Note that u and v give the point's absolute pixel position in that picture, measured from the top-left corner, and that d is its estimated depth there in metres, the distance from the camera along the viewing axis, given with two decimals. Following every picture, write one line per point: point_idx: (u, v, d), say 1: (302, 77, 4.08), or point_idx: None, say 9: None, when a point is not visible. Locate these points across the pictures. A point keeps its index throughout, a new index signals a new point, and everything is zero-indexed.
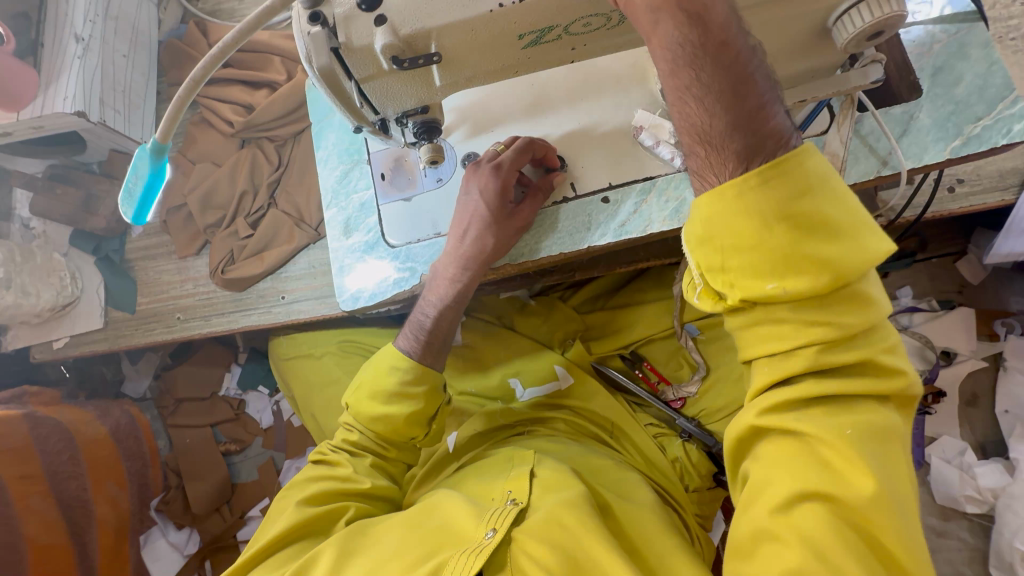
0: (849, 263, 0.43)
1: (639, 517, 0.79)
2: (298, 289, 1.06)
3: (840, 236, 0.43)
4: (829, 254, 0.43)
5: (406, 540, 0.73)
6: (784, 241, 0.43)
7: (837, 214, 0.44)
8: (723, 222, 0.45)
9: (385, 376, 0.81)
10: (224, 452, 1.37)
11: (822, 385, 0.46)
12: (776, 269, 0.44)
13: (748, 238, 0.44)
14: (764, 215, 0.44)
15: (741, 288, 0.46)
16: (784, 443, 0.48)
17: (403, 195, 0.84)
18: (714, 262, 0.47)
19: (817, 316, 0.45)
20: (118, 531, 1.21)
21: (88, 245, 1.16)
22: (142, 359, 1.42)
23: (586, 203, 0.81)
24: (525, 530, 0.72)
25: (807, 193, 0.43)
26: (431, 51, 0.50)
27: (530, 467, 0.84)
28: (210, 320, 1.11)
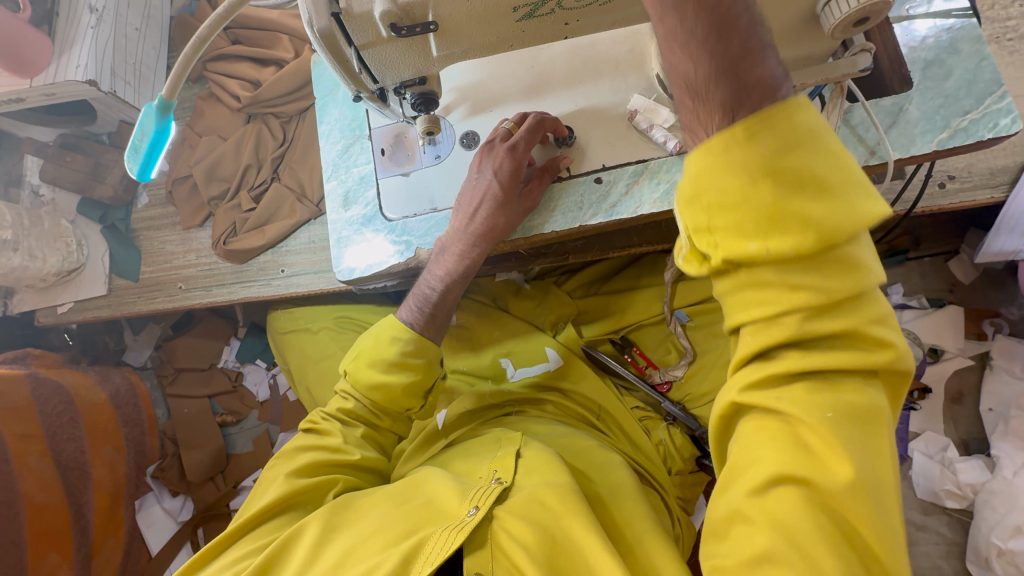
0: (841, 224, 0.40)
1: (622, 497, 0.80)
2: (298, 262, 1.09)
3: (834, 187, 0.41)
4: (820, 214, 0.40)
5: (392, 515, 0.75)
6: (770, 197, 0.40)
7: (826, 170, 0.41)
8: (710, 180, 0.42)
9: (387, 346, 0.83)
10: (221, 424, 1.40)
11: (807, 364, 0.44)
12: (762, 228, 0.41)
13: (734, 193, 0.41)
14: (757, 168, 0.40)
15: (725, 249, 0.43)
16: (764, 421, 0.46)
17: (401, 170, 0.86)
18: (702, 222, 0.44)
19: (810, 284, 0.42)
20: (113, 494, 1.24)
21: (95, 213, 1.18)
22: (144, 330, 1.45)
23: (579, 184, 0.83)
24: (507, 509, 0.74)
25: (799, 144, 0.40)
26: (428, 20, 0.52)
27: (516, 448, 0.86)
28: (211, 290, 1.13)
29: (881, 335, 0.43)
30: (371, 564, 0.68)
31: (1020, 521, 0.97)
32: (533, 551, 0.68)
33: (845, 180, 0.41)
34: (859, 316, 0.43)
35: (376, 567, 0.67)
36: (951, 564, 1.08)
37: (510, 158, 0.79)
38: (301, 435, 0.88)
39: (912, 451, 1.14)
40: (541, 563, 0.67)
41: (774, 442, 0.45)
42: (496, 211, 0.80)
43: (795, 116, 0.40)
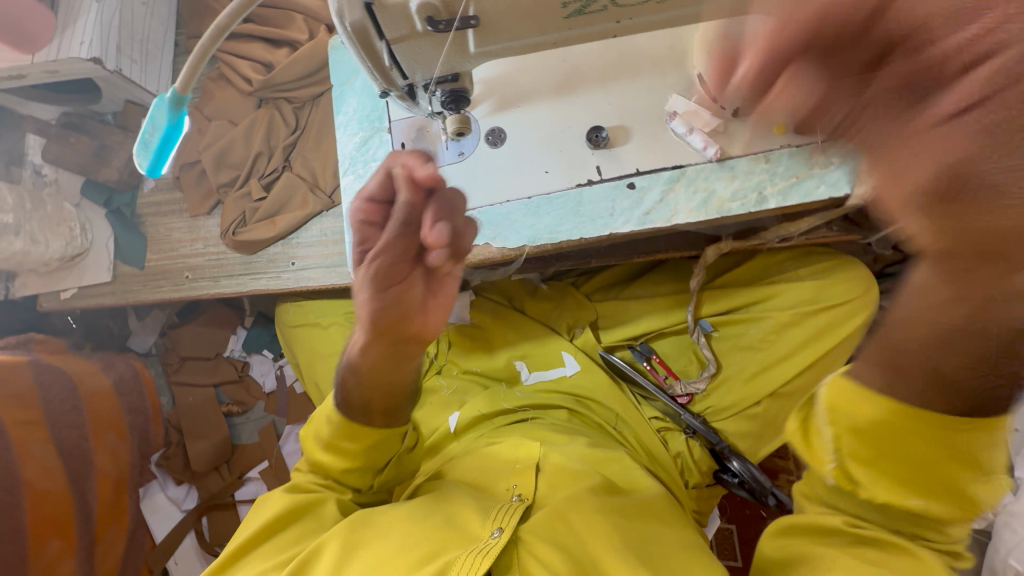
0: (982, 502, 0.49)
1: (651, 527, 0.74)
2: (309, 256, 1.05)
3: (988, 479, 0.48)
4: (975, 494, 0.49)
5: (411, 535, 0.73)
6: (947, 467, 0.47)
7: (996, 461, 0.47)
8: (892, 432, 0.48)
9: (321, 424, 0.79)
10: (226, 413, 1.38)
11: (885, 536, 0.54)
12: (920, 485, 0.49)
13: (905, 459, 0.49)
14: (934, 439, 0.46)
15: (880, 484, 0.51)
16: (875, 556, 0.54)
17: None
18: (863, 454, 0.50)
19: (942, 511, 0.50)
20: (117, 482, 1.22)
21: (99, 196, 1.14)
22: (148, 316, 1.42)
23: (612, 188, 0.78)
24: (531, 530, 0.73)
25: (986, 452, 0.47)
26: (468, 14, 0.48)
27: (536, 461, 0.85)
28: (219, 281, 1.10)
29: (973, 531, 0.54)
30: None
31: None
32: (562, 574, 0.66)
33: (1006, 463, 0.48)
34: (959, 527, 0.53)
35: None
36: None
37: (384, 255, 0.63)
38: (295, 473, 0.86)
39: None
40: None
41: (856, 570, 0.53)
42: (393, 312, 0.68)
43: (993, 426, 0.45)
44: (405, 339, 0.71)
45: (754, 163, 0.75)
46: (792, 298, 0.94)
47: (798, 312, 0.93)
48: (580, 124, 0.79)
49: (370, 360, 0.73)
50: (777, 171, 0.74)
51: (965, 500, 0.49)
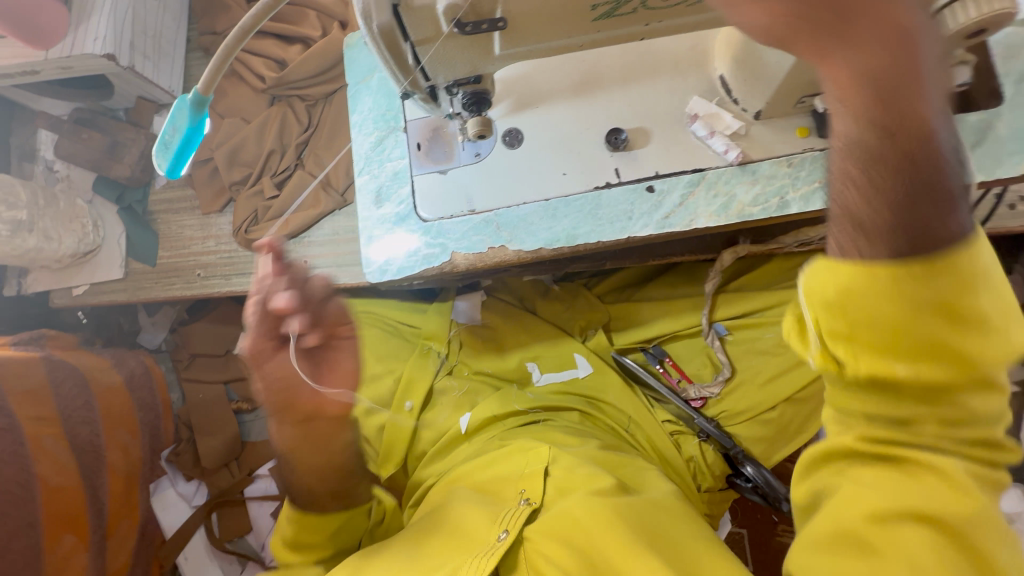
0: (986, 356, 0.39)
1: (668, 524, 0.73)
2: (321, 254, 1.05)
3: (995, 323, 0.39)
4: (974, 348, 0.39)
5: (423, 550, 0.76)
6: (930, 326, 0.39)
7: (991, 307, 0.39)
8: (857, 297, 0.39)
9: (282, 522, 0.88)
10: (236, 410, 1.39)
11: (925, 456, 0.43)
12: (909, 352, 0.40)
13: (883, 325, 0.39)
14: (902, 291, 0.38)
15: (863, 362, 0.41)
16: (881, 473, 0.45)
17: (438, 167, 0.81)
18: (840, 328, 0.41)
19: (942, 377, 0.40)
20: (128, 478, 1.23)
21: (111, 193, 1.14)
22: (159, 312, 1.43)
23: (631, 191, 0.77)
24: (538, 530, 0.75)
25: (971, 286, 0.38)
26: (496, 16, 0.47)
27: (544, 465, 0.84)
28: (230, 279, 1.09)
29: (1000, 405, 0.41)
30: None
31: None
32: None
33: (1003, 297, 0.39)
34: (982, 400, 0.41)
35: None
36: None
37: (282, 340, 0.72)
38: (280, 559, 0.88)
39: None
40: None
41: (879, 504, 0.45)
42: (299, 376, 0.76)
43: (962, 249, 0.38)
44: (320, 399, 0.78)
45: (776, 167, 0.73)
46: None
47: None
48: (600, 125, 0.78)
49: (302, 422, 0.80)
50: (799, 176, 0.73)
51: (965, 358, 0.39)
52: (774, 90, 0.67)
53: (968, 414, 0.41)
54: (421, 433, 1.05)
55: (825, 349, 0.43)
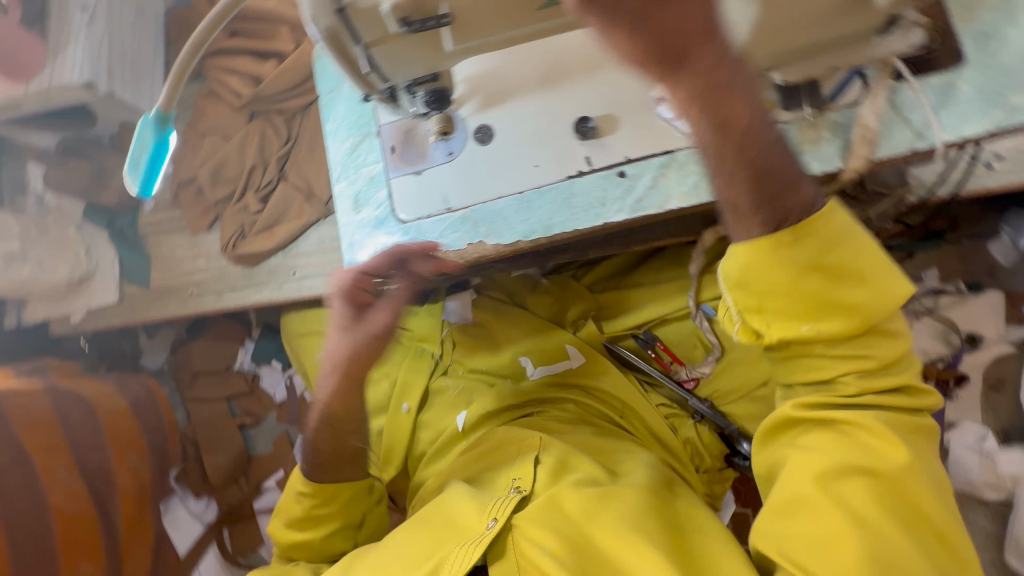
0: (870, 306, 0.55)
1: (651, 514, 0.73)
2: (310, 264, 1.06)
3: (869, 280, 0.56)
4: (853, 302, 0.55)
5: (412, 542, 0.79)
6: (817, 287, 0.55)
7: (860, 267, 0.55)
8: (759, 279, 0.56)
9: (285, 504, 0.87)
10: (240, 425, 1.40)
11: (852, 415, 0.57)
12: (808, 312, 0.56)
13: (781, 292, 0.56)
14: (792, 269, 0.55)
15: (777, 328, 0.58)
16: (824, 433, 0.59)
17: (413, 168, 0.83)
18: (752, 304, 0.58)
19: (840, 329, 0.56)
20: (138, 500, 1.21)
21: (101, 219, 1.16)
22: (158, 334, 1.44)
23: (603, 178, 0.78)
24: (526, 515, 0.76)
25: (836, 253, 0.55)
26: (442, 12, 0.48)
27: (536, 454, 0.86)
28: (223, 296, 1.11)
29: (896, 353, 0.58)
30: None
31: None
32: (561, 557, 0.70)
33: (873, 260, 0.56)
34: (880, 350, 0.58)
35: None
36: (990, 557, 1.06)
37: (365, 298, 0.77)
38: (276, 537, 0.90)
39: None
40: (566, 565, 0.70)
41: (835, 454, 0.57)
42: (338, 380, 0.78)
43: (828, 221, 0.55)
44: (346, 400, 0.80)
45: None
46: None
47: None
48: (568, 115, 0.79)
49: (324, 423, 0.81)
50: None
51: (850, 308, 0.56)
52: None
53: (874, 357, 0.57)
54: (420, 433, 1.06)
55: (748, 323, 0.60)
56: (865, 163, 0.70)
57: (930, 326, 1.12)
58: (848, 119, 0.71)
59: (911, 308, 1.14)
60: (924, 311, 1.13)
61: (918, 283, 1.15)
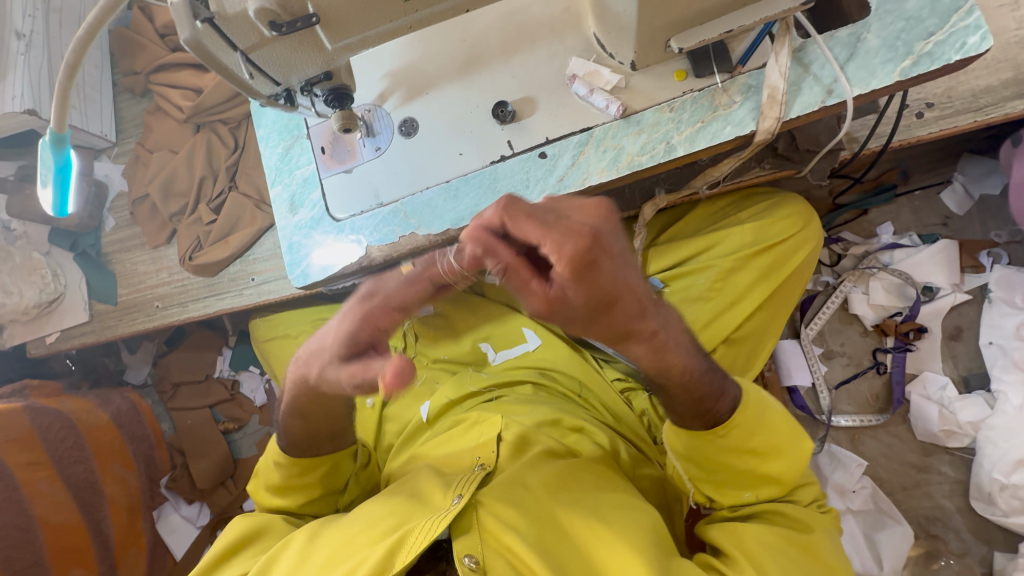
0: (787, 471, 0.70)
1: (604, 503, 0.72)
2: (266, 269, 1.08)
3: (790, 450, 0.69)
4: (781, 470, 0.69)
5: (374, 514, 0.74)
6: (750, 463, 0.69)
7: (783, 442, 0.69)
8: (703, 455, 0.69)
9: (272, 471, 0.83)
10: (224, 431, 1.44)
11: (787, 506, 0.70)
12: (752, 483, 0.71)
13: (718, 465, 0.69)
14: (731, 449, 0.67)
15: (727, 496, 0.72)
16: (779, 528, 0.68)
17: (344, 166, 0.84)
18: (702, 476, 0.71)
19: (769, 494, 0.71)
20: (130, 509, 1.27)
21: (65, 242, 1.19)
22: (140, 348, 1.49)
23: (525, 160, 0.78)
24: (492, 491, 0.73)
25: (764, 426, 0.68)
26: (308, 13, 0.50)
27: (497, 431, 0.84)
28: (187, 306, 1.13)
29: (813, 491, 0.74)
30: (357, 560, 0.68)
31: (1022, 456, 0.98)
32: (523, 532, 0.68)
33: (787, 429, 0.70)
34: (802, 495, 0.73)
35: (360, 567, 0.67)
36: (956, 503, 1.07)
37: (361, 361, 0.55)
38: (257, 500, 0.88)
39: (837, 422, 1.13)
40: (533, 544, 0.67)
41: (760, 537, 0.66)
42: (304, 386, 0.68)
43: (753, 400, 0.68)
44: (309, 396, 0.69)
45: (659, 114, 0.74)
46: (734, 244, 0.93)
47: (741, 257, 0.92)
48: (488, 101, 0.79)
49: (293, 408, 0.72)
50: (682, 119, 0.73)
51: (772, 478, 0.70)
52: (636, 38, 0.67)
53: (802, 501, 0.72)
54: (386, 425, 1.07)
55: (702, 492, 0.73)
56: (777, 124, 0.71)
57: (888, 280, 1.12)
58: (760, 80, 0.71)
59: (868, 264, 1.14)
60: (880, 266, 1.13)
61: (873, 239, 1.15)
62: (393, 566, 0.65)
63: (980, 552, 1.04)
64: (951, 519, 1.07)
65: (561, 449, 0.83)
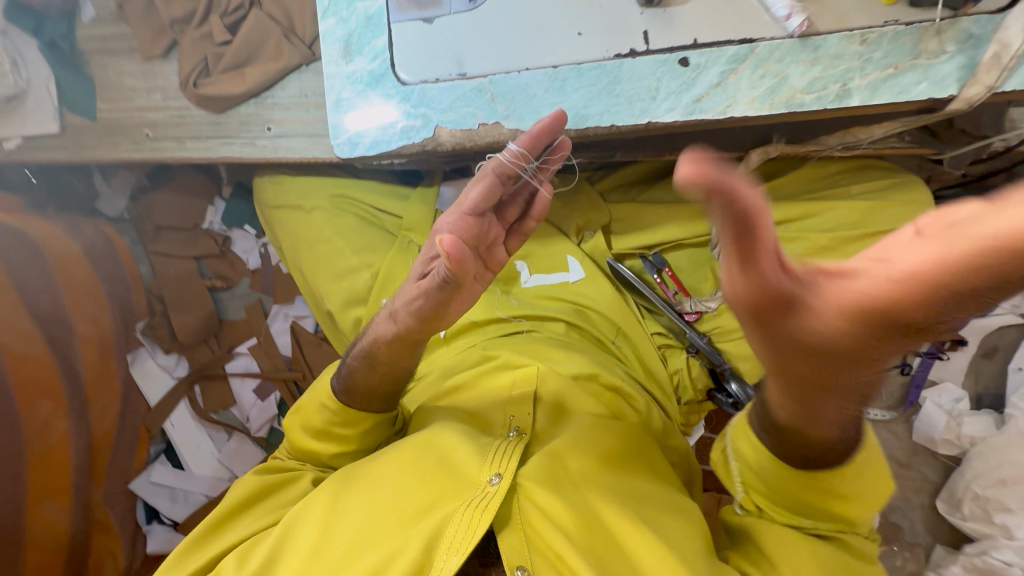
0: (858, 509, 0.61)
1: (651, 509, 0.66)
2: (287, 120, 0.89)
3: (869, 491, 0.60)
4: (851, 507, 0.61)
5: (406, 480, 0.66)
6: (820, 495, 0.60)
7: (867, 482, 0.59)
8: (769, 472, 0.61)
9: (315, 411, 0.74)
10: (210, 288, 1.32)
11: (843, 539, 0.64)
12: (813, 513, 0.63)
13: (784, 487, 0.61)
14: (804, 477, 0.59)
15: (781, 516, 0.65)
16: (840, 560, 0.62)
17: (422, 14, 0.67)
18: (758, 485, 0.64)
19: (829, 525, 0.63)
20: (102, 350, 1.18)
21: (28, 23, 0.93)
22: (116, 176, 1.29)
23: (659, 62, 0.62)
24: (532, 473, 0.65)
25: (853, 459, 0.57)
26: None
27: (533, 388, 0.76)
28: (185, 144, 0.94)
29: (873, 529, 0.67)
30: (391, 547, 0.60)
31: (1007, 475, 1.01)
32: (571, 534, 0.61)
33: (875, 470, 0.60)
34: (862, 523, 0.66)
35: (394, 555, 0.60)
36: (921, 499, 1.13)
37: (423, 296, 0.60)
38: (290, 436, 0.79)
39: None
40: (581, 549, 0.60)
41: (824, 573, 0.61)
42: (397, 340, 0.65)
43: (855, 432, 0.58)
44: (400, 349, 0.66)
45: (846, 44, 0.59)
46: (833, 222, 0.83)
47: (839, 238, 0.81)
48: None
49: (366, 350, 0.69)
50: (871, 57, 0.58)
51: (841, 513, 0.62)
52: None
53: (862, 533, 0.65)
54: None
55: (752, 499, 0.66)
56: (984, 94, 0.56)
57: None
58: (986, 30, 0.56)
59: None
60: None
61: None
62: (431, 563, 0.58)
63: (927, 543, 1.11)
64: (912, 512, 1.13)
65: (602, 411, 0.77)
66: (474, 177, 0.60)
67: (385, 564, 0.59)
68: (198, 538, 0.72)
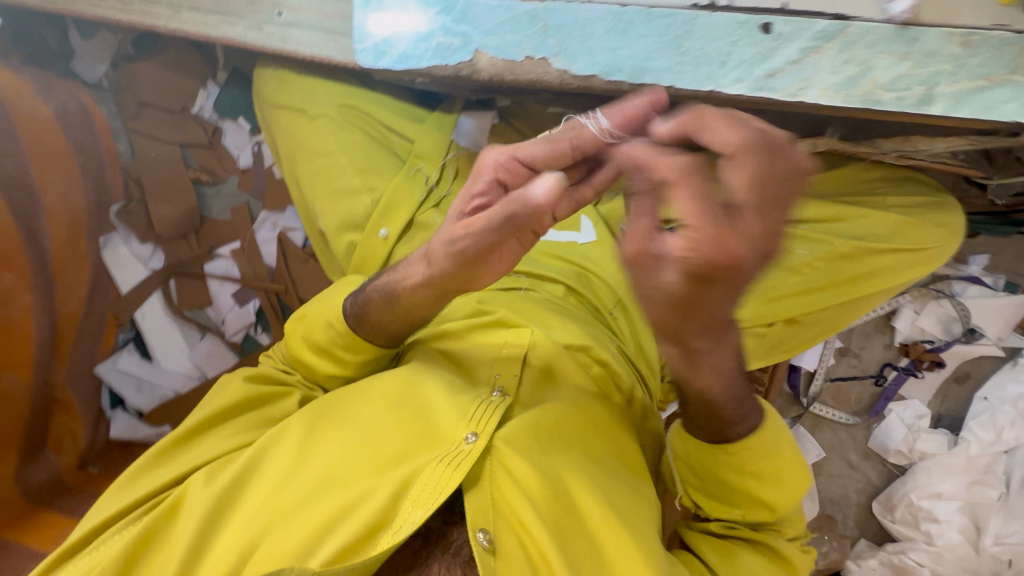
0: (782, 503, 0.65)
1: (619, 492, 0.64)
2: (302, 9, 0.79)
3: (787, 481, 0.64)
4: (774, 502, 0.65)
5: (382, 424, 0.65)
6: (741, 485, 0.64)
7: (784, 472, 0.64)
8: (692, 459, 0.65)
9: (320, 327, 0.71)
10: (195, 181, 1.24)
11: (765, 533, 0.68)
12: (739, 505, 0.67)
13: (711, 477, 0.65)
14: (726, 467, 0.63)
15: (713, 508, 0.69)
16: (758, 551, 0.67)
17: None
18: (685, 475, 0.68)
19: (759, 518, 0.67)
20: (71, 226, 1.13)
21: None
22: (96, 38, 1.15)
23: (738, 24, 0.62)
24: (509, 438, 0.64)
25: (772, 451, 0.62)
26: None
27: (523, 350, 0.74)
28: (180, 14, 0.83)
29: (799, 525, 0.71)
30: (356, 492, 0.60)
31: (941, 490, 1.09)
32: (537, 502, 0.61)
33: (794, 462, 0.64)
34: (790, 525, 0.70)
35: (362, 499, 0.60)
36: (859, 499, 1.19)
37: (471, 236, 0.55)
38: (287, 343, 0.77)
39: (813, 409, 1.18)
40: (544, 517, 0.60)
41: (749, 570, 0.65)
42: (434, 285, 0.61)
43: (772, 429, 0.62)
44: (444, 296, 0.63)
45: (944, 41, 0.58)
46: (863, 229, 0.80)
47: (863, 247, 0.80)
48: None
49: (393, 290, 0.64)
50: (965, 63, 0.58)
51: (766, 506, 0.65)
52: None
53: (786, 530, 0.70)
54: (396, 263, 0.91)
55: (688, 496, 0.70)
56: None
57: (946, 310, 1.09)
58: None
59: (938, 287, 1.09)
60: (947, 292, 1.09)
61: (961, 265, 1.09)
62: (397, 511, 0.59)
63: (853, 536, 1.18)
64: (848, 508, 1.19)
65: (589, 387, 0.74)
66: (546, 137, 0.59)
67: (351, 508, 0.60)
68: (167, 447, 0.71)
